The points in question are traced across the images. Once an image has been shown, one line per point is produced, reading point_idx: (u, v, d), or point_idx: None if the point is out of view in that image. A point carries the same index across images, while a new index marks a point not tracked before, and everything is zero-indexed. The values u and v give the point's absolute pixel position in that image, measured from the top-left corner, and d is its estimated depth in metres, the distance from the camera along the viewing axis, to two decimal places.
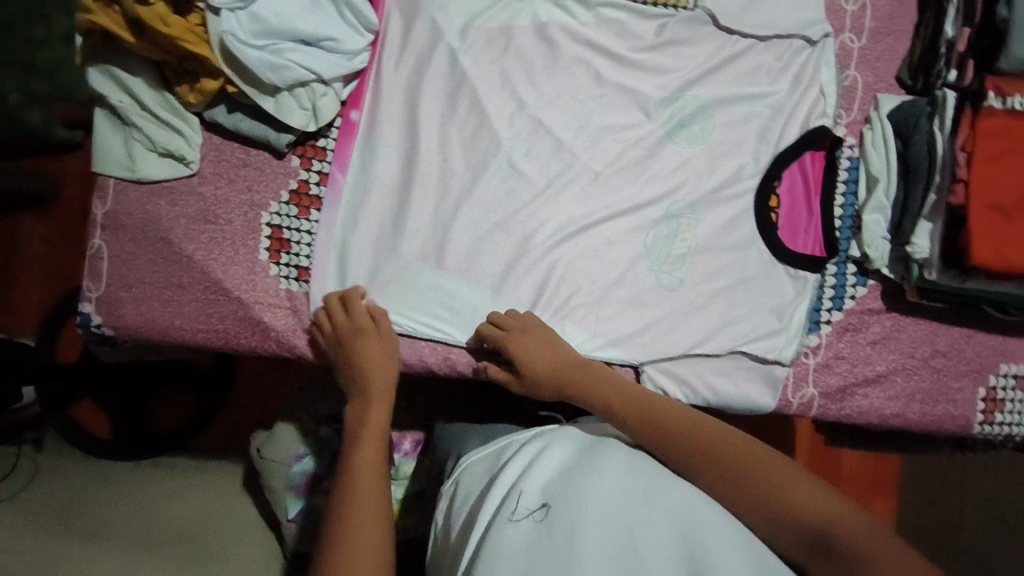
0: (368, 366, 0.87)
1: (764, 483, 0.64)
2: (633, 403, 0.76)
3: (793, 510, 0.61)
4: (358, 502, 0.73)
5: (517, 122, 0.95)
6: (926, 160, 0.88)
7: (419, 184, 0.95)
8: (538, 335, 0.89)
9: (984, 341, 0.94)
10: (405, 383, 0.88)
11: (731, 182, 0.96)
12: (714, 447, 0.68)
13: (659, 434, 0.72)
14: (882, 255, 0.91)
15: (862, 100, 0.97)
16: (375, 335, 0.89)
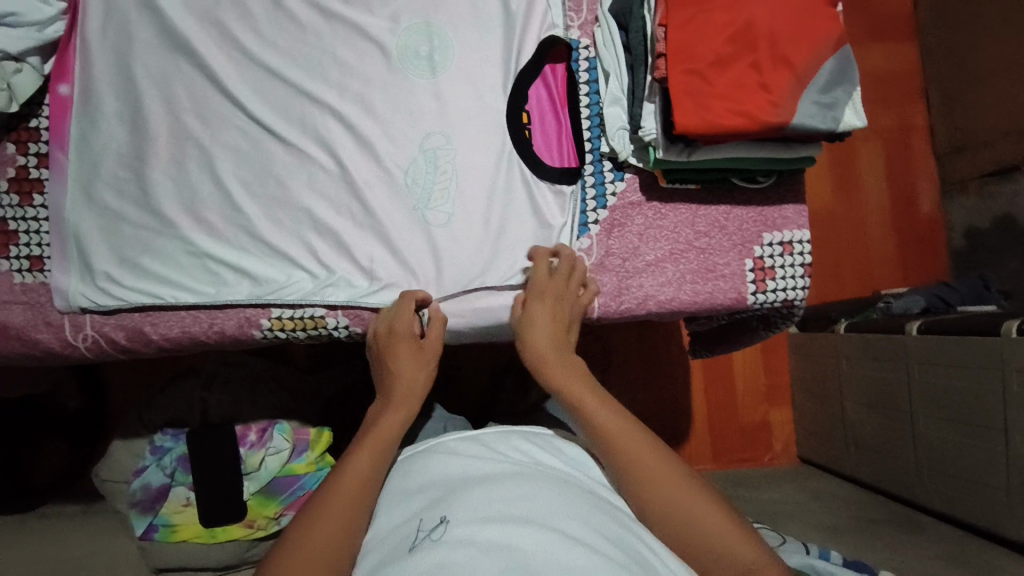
0: (402, 369, 0.84)
1: (663, 483, 0.69)
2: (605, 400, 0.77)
3: (684, 516, 0.66)
4: (314, 525, 0.66)
5: (249, 74, 0.93)
6: (642, 42, 0.89)
7: (154, 149, 0.90)
8: (552, 301, 0.87)
9: (744, 215, 0.96)
10: (398, 376, 0.83)
11: (477, 104, 0.96)
12: (633, 443, 0.72)
13: (597, 419, 0.75)
14: (625, 146, 0.93)
15: (589, 1, 0.99)
16: (412, 343, 0.86)
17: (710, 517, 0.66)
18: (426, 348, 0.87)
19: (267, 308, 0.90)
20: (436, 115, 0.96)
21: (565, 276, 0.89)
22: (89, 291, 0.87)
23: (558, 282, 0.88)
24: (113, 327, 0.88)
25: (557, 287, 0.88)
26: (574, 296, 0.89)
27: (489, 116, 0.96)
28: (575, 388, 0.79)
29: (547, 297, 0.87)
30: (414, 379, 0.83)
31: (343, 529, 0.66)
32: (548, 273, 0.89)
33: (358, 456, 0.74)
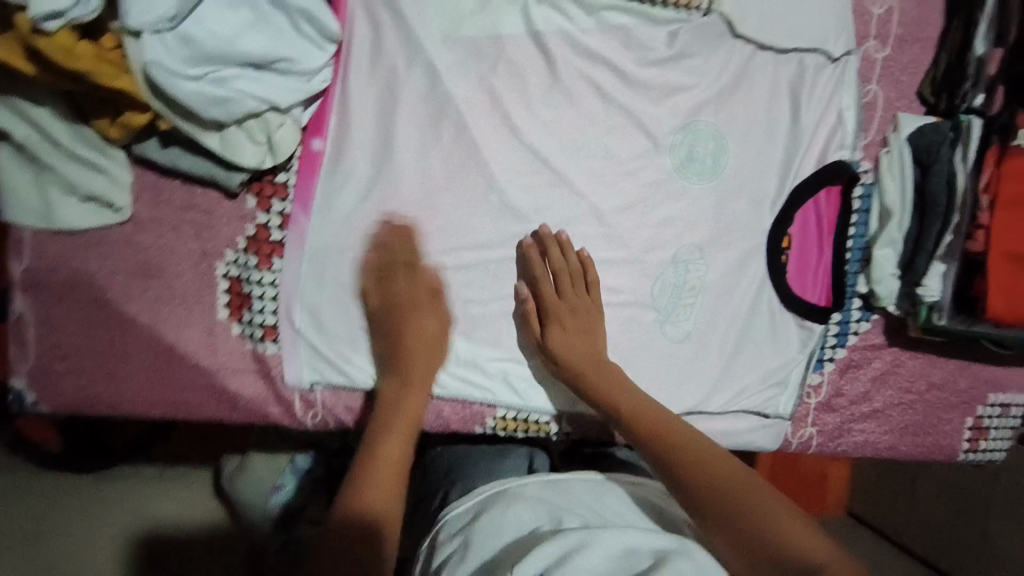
0: (414, 336, 0.82)
1: (723, 496, 0.64)
2: (649, 415, 0.75)
3: (742, 504, 0.63)
4: (367, 470, 0.69)
5: (512, 153, 0.85)
6: (945, 193, 0.83)
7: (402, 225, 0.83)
8: (575, 316, 0.84)
9: (978, 372, 0.96)
10: (415, 366, 0.80)
11: (742, 221, 0.89)
12: (665, 437, 0.72)
13: (634, 419, 0.75)
14: (891, 292, 0.88)
15: (881, 118, 0.89)
16: (431, 306, 0.83)
17: (765, 505, 0.63)
18: (440, 322, 0.84)
19: (494, 408, 0.89)
20: (691, 219, 0.89)
21: (574, 288, 0.85)
22: (324, 367, 0.83)
23: (567, 297, 0.84)
24: (343, 406, 0.85)
25: (569, 302, 0.84)
26: (592, 305, 0.85)
27: (751, 232, 0.90)
28: (625, 398, 0.77)
29: (568, 311, 0.83)
30: (428, 366, 0.82)
31: (390, 483, 0.68)
32: (551, 274, 0.85)
33: (392, 421, 0.75)
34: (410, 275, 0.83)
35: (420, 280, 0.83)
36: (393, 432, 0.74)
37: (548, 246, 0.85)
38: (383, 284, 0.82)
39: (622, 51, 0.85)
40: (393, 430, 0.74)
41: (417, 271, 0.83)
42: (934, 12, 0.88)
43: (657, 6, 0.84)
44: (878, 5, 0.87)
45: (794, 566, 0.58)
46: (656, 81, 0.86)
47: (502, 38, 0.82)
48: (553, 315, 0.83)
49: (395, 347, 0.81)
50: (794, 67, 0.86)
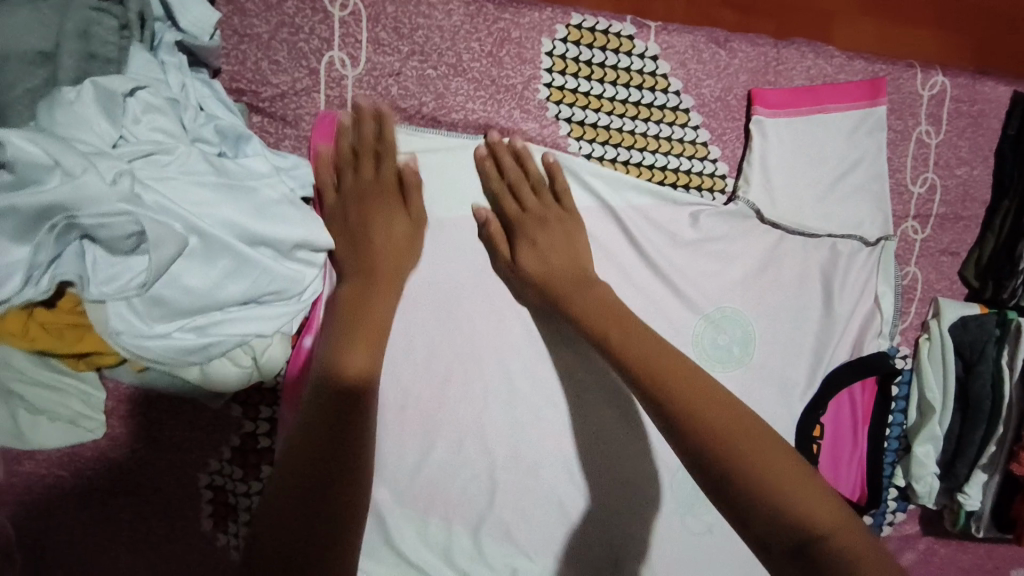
0: (379, 240, 0.68)
1: (728, 436, 0.52)
2: (663, 354, 0.61)
3: (731, 444, 0.51)
4: (339, 351, 0.61)
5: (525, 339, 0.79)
6: (989, 400, 0.77)
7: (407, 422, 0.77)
8: (547, 228, 0.73)
9: (1009, 556, 0.90)
10: (376, 243, 0.68)
11: (771, 411, 0.81)
12: (676, 380, 0.58)
13: (635, 359, 0.61)
14: (931, 491, 0.80)
15: (920, 300, 0.83)
16: (400, 210, 0.70)
17: (780, 466, 0.49)
18: (410, 260, 0.70)
19: None
20: None
21: (534, 195, 0.73)
22: None
23: (532, 209, 0.73)
24: None
25: (535, 213, 0.73)
26: (565, 214, 0.74)
27: (781, 423, 0.81)
28: (629, 324, 0.65)
29: (534, 220, 0.73)
30: (399, 262, 0.69)
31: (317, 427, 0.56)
32: (533, 192, 0.74)
33: (353, 334, 0.62)
34: (382, 155, 0.68)
35: (385, 175, 0.69)
36: (356, 343, 0.62)
37: (498, 151, 0.73)
38: (343, 194, 0.68)
39: (643, 232, 0.78)
40: (344, 338, 0.62)
41: (405, 177, 0.69)
42: (982, 187, 0.82)
43: (678, 190, 0.78)
44: (918, 182, 0.82)
45: (800, 545, 0.45)
46: (677, 263, 0.79)
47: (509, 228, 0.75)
48: (518, 218, 0.72)
49: (355, 245, 0.68)
50: (826, 253, 0.80)
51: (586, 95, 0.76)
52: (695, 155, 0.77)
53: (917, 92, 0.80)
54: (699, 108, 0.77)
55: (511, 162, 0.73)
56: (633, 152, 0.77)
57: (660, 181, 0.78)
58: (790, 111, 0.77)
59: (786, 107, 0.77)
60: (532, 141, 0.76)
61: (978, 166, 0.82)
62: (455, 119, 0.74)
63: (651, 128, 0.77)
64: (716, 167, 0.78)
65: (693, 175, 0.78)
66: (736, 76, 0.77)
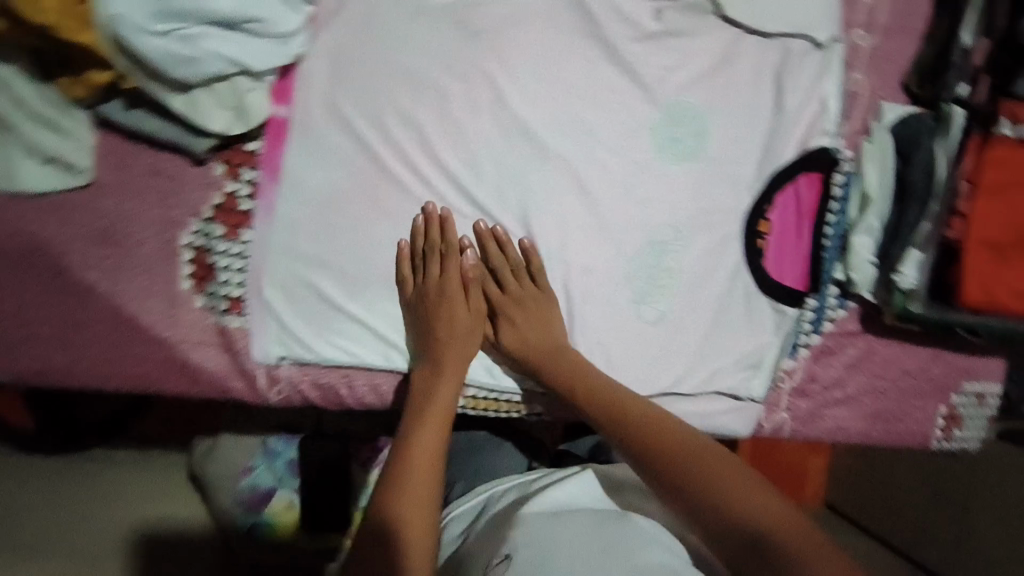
0: (448, 336, 0.80)
1: (667, 445, 0.67)
2: (614, 399, 0.74)
3: (668, 448, 0.66)
4: (420, 430, 0.72)
5: (490, 116, 0.83)
6: (924, 184, 0.83)
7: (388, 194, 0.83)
8: (522, 305, 0.83)
9: (952, 361, 0.95)
10: (450, 347, 0.80)
11: (720, 204, 0.88)
12: (633, 414, 0.72)
13: (595, 403, 0.75)
14: (867, 279, 0.88)
15: (865, 107, 0.89)
16: (466, 306, 0.82)
17: (733, 479, 0.62)
18: (474, 341, 0.82)
19: (465, 387, 0.88)
20: (671, 201, 0.88)
21: (516, 281, 0.84)
22: (290, 345, 0.83)
23: (512, 292, 0.83)
24: (307, 383, 0.84)
25: (516, 297, 0.83)
26: (540, 296, 0.84)
27: (728, 215, 0.89)
28: (582, 367, 0.79)
29: (515, 305, 0.83)
30: (463, 350, 0.81)
31: (425, 496, 0.66)
32: (517, 279, 0.84)
33: (418, 424, 0.73)
34: (446, 251, 0.82)
35: (450, 264, 0.82)
36: (427, 423, 0.73)
37: (486, 242, 0.83)
38: (428, 237, 0.82)
39: (609, 26, 0.83)
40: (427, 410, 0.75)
41: (449, 256, 0.82)
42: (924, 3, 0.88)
43: None
44: None
45: (741, 529, 0.57)
46: (640, 55, 0.84)
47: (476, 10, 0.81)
48: (500, 301, 0.84)
49: (427, 348, 0.81)
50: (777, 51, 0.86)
51: None
52: None
53: None
54: None
55: (495, 248, 0.83)
56: None
57: None
58: None
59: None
60: None
61: None
62: None
63: None
64: None
65: None
66: None
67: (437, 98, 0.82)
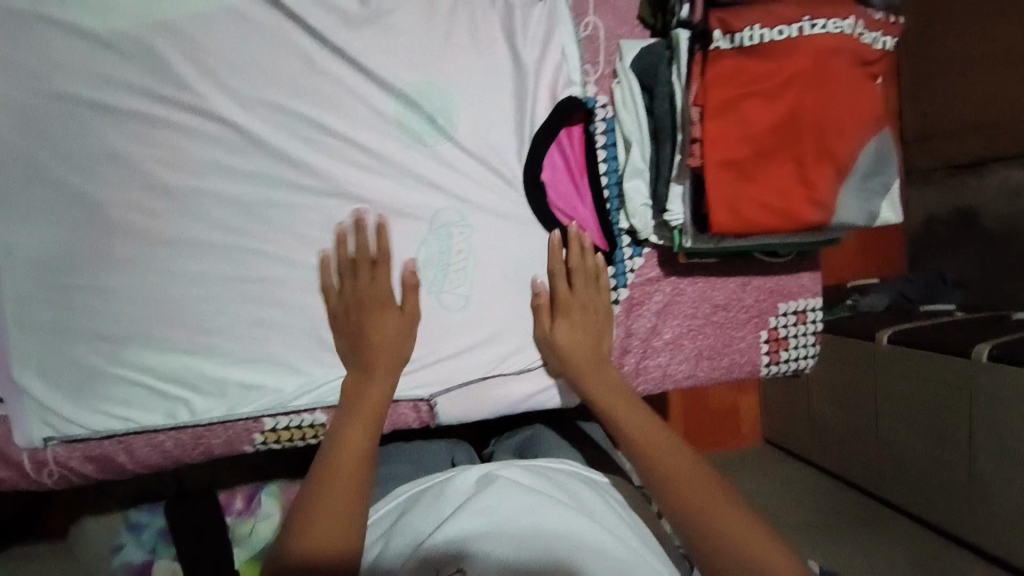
0: (376, 335, 0.79)
1: (663, 450, 0.68)
2: (615, 394, 0.77)
3: (659, 455, 0.67)
4: (349, 425, 0.72)
5: (206, 133, 0.77)
6: (670, 115, 0.81)
7: (118, 241, 0.76)
8: (592, 280, 0.85)
9: (762, 285, 0.95)
10: (376, 352, 0.78)
11: (490, 177, 0.85)
12: (628, 414, 0.73)
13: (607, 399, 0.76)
14: (647, 225, 0.86)
15: (607, 50, 0.87)
16: (390, 305, 0.80)
17: (694, 485, 0.64)
18: (407, 350, 0.81)
19: (259, 421, 0.82)
20: (436, 184, 0.84)
21: (385, 271, 0.81)
22: (51, 418, 0.75)
23: (579, 292, 0.84)
24: (79, 458, 0.78)
25: (573, 300, 0.84)
26: (600, 305, 0.85)
27: (499, 185, 0.86)
28: (601, 370, 0.80)
29: (582, 280, 0.84)
30: (391, 355, 0.79)
31: (348, 494, 0.64)
32: (578, 252, 0.85)
33: (355, 420, 0.73)
34: (377, 264, 0.80)
35: (379, 277, 0.80)
36: (353, 421, 0.73)
37: (360, 230, 0.80)
38: (345, 291, 0.80)
39: (314, 16, 0.78)
40: (359, 411, 0.74)
41: (379, 267, 0.80)
42: None
43: None
44: None
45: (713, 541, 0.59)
46: (356, 40, 0.79)
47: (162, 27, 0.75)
48: (563, 299, 0.84)
49: (359, 344, 0.79)
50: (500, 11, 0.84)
51: None
52: None
53: None
54: None
55: (576, 249, 0.84)
56: None
57: None
58: None
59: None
60: None
61: None
62: None
63: None
64: None
65: None
66: None
67: (144, 129, 0.75)
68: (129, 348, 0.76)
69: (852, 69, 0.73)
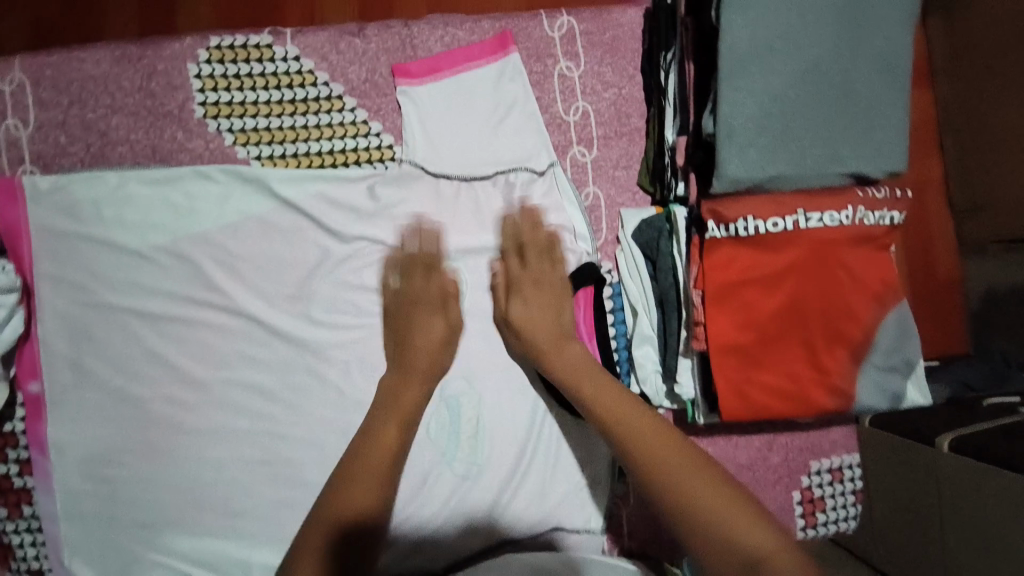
0: (420, 341, 0.80)
1: (672, 472, 0.59)
2: (621, 408, 0.67)
3: (671, 479, 0.59)
4: (359, 455, 0.72)
5: (231, 327, 0.83)
6: (674, 287, 0.81)
7: (154, 434, 0.81)
8: (547, 267, 0.82)
9: (790, 443, 0.89)
10: (416, 355, 0.79)
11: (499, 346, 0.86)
12: (641, 439, 0.63)
13: (604, 412, 0.67)
14: (658, 392, 0.83)
15: (609, 217, 0.89)
16: (437, 309, 0.81)
17: (703, 494, 0.57)
18: (444, 358, 0.81)
19: None
20: None
21: (435, 288, 0.82)
22: None
23: (523, 274, 0.81)
24: None
25: (528, 278, 0.81)
26: (557, 283, 0.81)
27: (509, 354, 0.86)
28: (586, 378, 0.72)
29: (536, 256, 0.82)
30: (432, 359, 0.79)
31: (364, 495, 0.68)
32: (519, 257, 0.82)
33: (383, 418, 0.75)
34: (433, 271, 0.83)
35: (433, 282, 0.82)
36: (388, 418, 0.74)
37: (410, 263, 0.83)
38: (401, 288, 0.82)
39: (327, 216, 0.84)
40: (386, 411, 0.75)
41: (434, 274, 0.82)
42: (635, 103, 0.89)
43: (350, 166, 0.86)
44: (572, 111, 0.89)
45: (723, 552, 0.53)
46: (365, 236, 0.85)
47: (192, 239, 0.81)
48: (512, 292, 0.81)
49: (398, 351, 0.80)
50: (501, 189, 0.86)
51: (241, 104, 0.83)
52: (357, 134, 0.86)
53: (546, 36, 0.88)
54: (353, 91, 0.86)
55: (524, 223, 0.83)
56: (297, 145, 0.85)
57: (332, 164, 0.86)
58: (434, 77, 0.86)
59: (430, 74, 0.86)
60: (203, 155, 0.83)
61: (627, 84, 0.89)
62: (121, 152, 0.81)
63: (309, 120, 0.85)
64: (381, 139, 0.87)
65: (359, 151, 0.87)
66: (376, 56, 0.87)
67: (178, 331, 0.82)
68: (164, 536, 0.81)
69: (854, 251, 0.72)
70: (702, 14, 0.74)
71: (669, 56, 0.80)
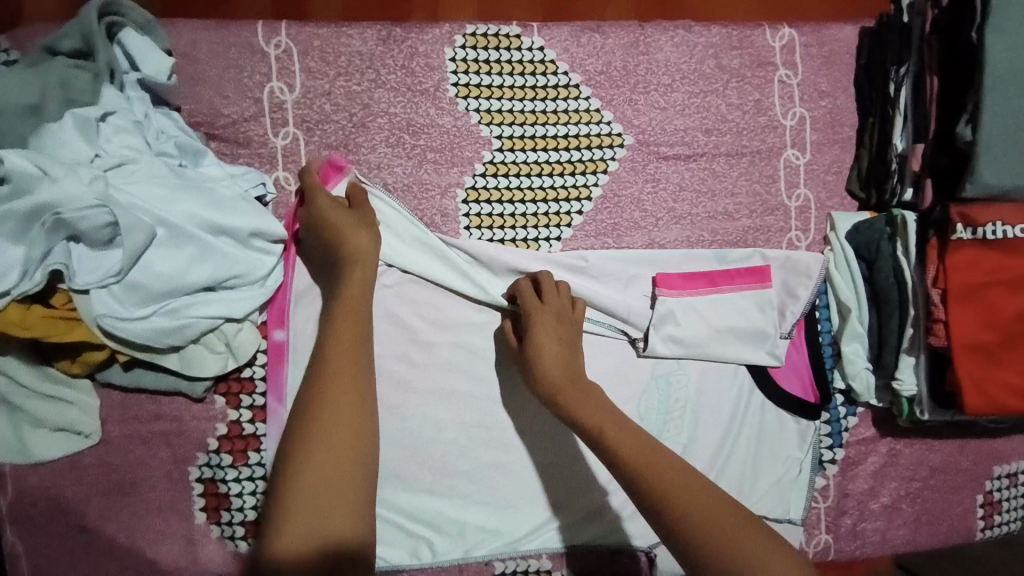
0: (345, 291, 0.70)
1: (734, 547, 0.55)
2: (687, 484, 0.60)
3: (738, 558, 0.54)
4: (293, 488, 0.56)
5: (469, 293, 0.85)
6: (895, 289, 0.86)
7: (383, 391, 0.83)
8: (560, 320, 0.78)
9: (978, 448, 0.94)
10: (343, 316, 0.68)
11: (715, 336, 0.88)
12: (698, 506, 0.58)
13: (664, 490, 0.59)
14: (868, 387, 0.87)
15: (817, 219, 0.93)
16: (357, 222, 0.74)
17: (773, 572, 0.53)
18: (372, 235, 0.74)
19: (491, 564, 0.87)
20: (669, 339, 0.87)
21: (343, 213, 0.75)
22: None
23: (544, 305, 0.79)
24: None
25: (538, 309, 0.79)
26: (571, 324, 0.79)
27: (729, 344, 0.88)
28: (629, 440, 0.65)
29: (551, 316, 0.78)
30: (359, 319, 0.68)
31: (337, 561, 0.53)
32: (537, 297, 0.81)
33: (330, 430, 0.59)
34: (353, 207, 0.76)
35: (338, 213, 0.74)
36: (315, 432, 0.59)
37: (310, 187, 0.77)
38: (311, 210, 0.75)
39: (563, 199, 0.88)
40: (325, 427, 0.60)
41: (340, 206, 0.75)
42: (848, 114, 0.94)
43: (580, 152, 0.89)
44: (790, 116, 0.93)
45: None
46: (590, 225, 0.89)
47: (429, 274, 0.83)
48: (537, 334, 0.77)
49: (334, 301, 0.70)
50: (740, 295, 0.88)
51: (488, 87, 0.87)
52: (590, 121, 0.89)
53: (768, 45, 0.93)
54: (589, 81, 0.90)
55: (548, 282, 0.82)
56: (535, 128, 0.88)
57: (561, 148, 0.88)
58: (691, 291, 0.87)
59: (686, 287, 0.88)
60: (451, 132, 0.86)
61: (842, 96, 0.94)
62: (380, 123, 0.84)
63: (547, 106, 0.88)
64: (611, 128, 0.90)
65: (592, 137, 0.89)
66: (613, 51, 0.90)
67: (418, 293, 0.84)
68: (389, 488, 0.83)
69: None
70: (953, 33, 0.81)
71: (901, 71, 0.86)
